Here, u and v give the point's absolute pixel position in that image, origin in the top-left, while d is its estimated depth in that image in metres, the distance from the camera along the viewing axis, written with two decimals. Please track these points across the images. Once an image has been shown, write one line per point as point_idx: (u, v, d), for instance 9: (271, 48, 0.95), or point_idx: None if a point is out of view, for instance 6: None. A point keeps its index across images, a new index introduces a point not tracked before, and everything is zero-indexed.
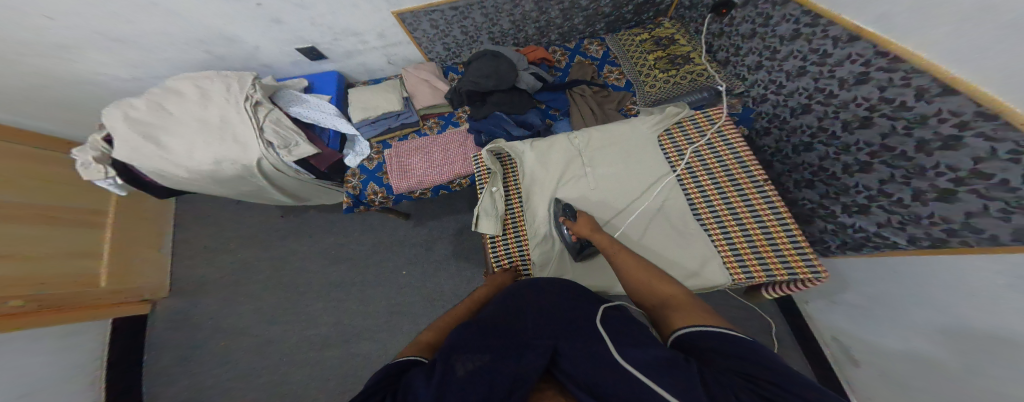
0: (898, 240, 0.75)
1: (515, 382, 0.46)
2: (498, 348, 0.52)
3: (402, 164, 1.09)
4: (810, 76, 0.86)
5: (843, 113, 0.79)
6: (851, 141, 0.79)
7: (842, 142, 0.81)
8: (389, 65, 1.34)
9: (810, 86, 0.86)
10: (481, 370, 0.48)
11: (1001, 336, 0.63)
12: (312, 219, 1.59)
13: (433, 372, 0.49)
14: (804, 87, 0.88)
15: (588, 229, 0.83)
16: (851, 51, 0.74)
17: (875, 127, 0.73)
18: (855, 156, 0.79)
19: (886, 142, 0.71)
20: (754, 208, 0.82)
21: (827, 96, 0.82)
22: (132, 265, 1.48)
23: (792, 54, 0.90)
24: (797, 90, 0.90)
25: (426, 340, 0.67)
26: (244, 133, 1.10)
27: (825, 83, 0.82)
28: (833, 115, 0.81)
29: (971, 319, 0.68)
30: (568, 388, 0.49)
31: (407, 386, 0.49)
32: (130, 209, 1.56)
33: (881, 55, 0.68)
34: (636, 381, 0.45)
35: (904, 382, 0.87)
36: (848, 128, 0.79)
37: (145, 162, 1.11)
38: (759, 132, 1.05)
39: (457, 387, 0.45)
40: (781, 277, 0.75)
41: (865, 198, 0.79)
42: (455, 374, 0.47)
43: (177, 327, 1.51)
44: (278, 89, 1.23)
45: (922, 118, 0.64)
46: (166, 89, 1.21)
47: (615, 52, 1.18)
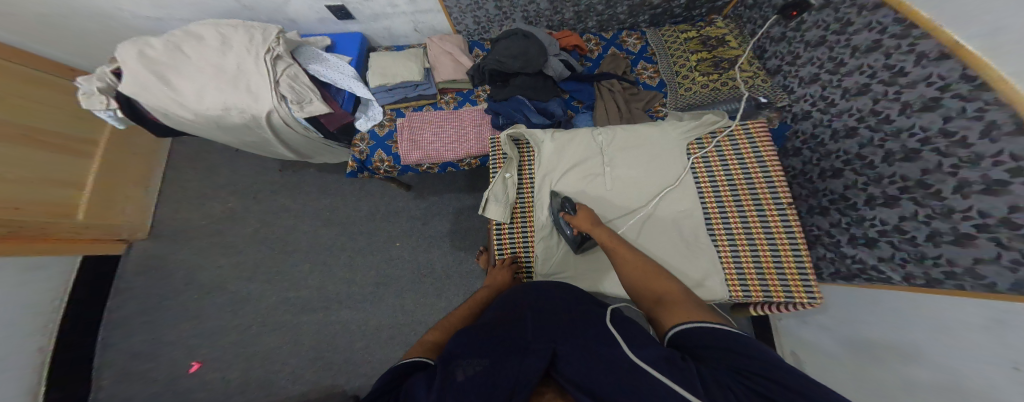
0: (893, 276, 0.76)
1: (516, 386, 0.44)
2: (498, 350, 0.49)
3: (414, 135, 1.07)
4: (870, 95, 0.77)
5: (891, 142, 0.73)
6: (887, 172, 0.75)
7: (877, 172, 0.77)
8: (414, 33, 1.35)
9: (866, 107, 0.79)
10: (482, 374, 0.45)
11: (967, 382, 0.63)
12: (309, 177, 1.54)
13: (434, 377, 0.47)
14: (858, 107, 0.80)
15: (588, 224, 0.80)
16: (933, 72, 0.64)
17: (920, 161, 0.68)
18: (883, 188, 0.76)
19: (925, 179, 0.68)
20: (769, 228, 0.80)
21: (881, 120, 0.75)
22: (114, 200, 1.41)
23: (859, 69, 0.80)
24: (848, 110, 0.83)
25: (431, 340, 0.63)
26: (257, 83, 1.08)
27: (884, 106, 0.75)
28: (879, 143, 0.76)
29: (941, 361, 0.68)
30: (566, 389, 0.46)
31: (409, 390, 0.46)
32: (123, 146, 1.50)
33: (967, 79, 0.60)
34: (641, 382, 0.42)
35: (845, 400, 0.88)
36: (889, 159, 0.74)
37: (152, 99, 1.09)
38: (788, 151, 1.02)
39: (456, 392, 0.43)
40: (777, 299, 0.75)
41: (877, 232, 0.78)
42: (454, 379, 0.45)
43: (148, 273, 1.44)
44: (300, 45, 1.21)
45: (977, 157, 0.60)
46: (186, 32, 1.18)
47: (654, 47, 1.19)
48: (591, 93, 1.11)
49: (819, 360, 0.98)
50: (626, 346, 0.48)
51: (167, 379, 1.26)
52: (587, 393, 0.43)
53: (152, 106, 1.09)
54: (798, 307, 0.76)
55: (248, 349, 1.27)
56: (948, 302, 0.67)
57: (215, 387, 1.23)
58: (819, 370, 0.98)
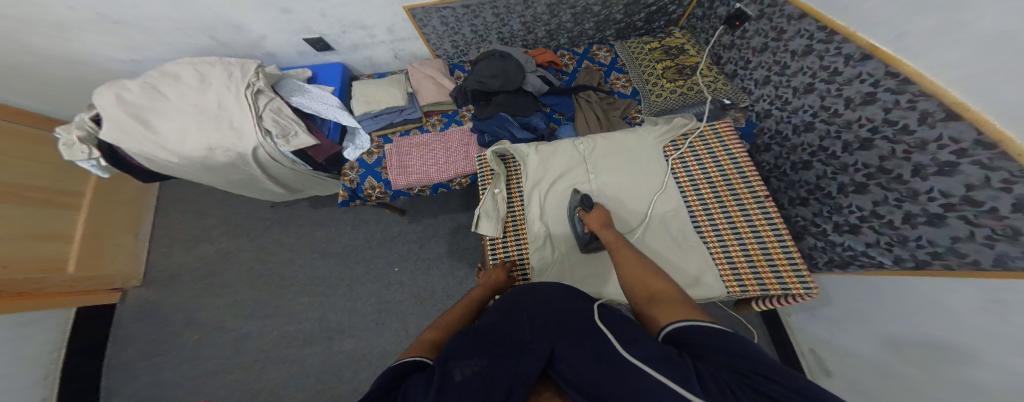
0: (884, 260, 0.78)
1: (514, 383, 0.45)
2: (496, 349, 0.50)
3: (402, 160, 1.08)
4: (817, 93, 0.84)
5: (845, 133, 0.79)
6: (850, 162, 0.79)
7: (840, 162, 0.81)
8: (396, 60, 1.35)
9: (816, 104, 0.85)
10: (479, 375, 0.46)
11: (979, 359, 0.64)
12: (302, 209, 1.55)
13: (432, 378, 0.48)
14: (810, 104, 0.87)
15: (599, 224, 0.83)
16: (862, 70, 0.73)
17: (875, 149, 0.74)
18: (850, 176, 0.80)
19: (885, 165, 0.72)
20: (753, 222, 0.83)
21: (832, 115, 0.81)
22: (105, 248, 1.40)
23: (801, 70, 0.88)
24: (801, 107, 0.89)
25: (431, 337, 0.64)
26: (240, 120, 1.08)
27: (830, 102, 0.81)
28: (835, 135, 0.81)
29: (945, 340, 0.70)
30: (565, 390, 0.47)
31: (407, 390, 0.47)
32: (110, 192, 1.49)
33: (891, 75, 0.67)
34: (637, 380, 0.43)
35: (869, 393, 0.89)
36: (848, 149, 0.79)
37: (134, 145, 1.08)
38: (758, 147, 1.07)
39: (454, 392, 0.43)
40: (775, 291, 0.77)
41: (856, 218, 0.81)
42: (452, 380, 0.45)
43: (145, 320, 1.43)
44: (280, 78, 1.22)
45: (921, 143, 0.65)
46: (162, 72, 1.18)
47: (622, 59, 1.22)
48: (571, 105, 1.13)
49: (837, 356, 1.00)
50: (620, 346, 0.49)
51: None
52: (583, 393, 0.44)
53: (134, 151, 1.08)
54: (798, 298, 0.77)
55: (254, 387, 1.26)
56: (940, 284, 0.69)
57: None
58: (842, 367, 0.98)
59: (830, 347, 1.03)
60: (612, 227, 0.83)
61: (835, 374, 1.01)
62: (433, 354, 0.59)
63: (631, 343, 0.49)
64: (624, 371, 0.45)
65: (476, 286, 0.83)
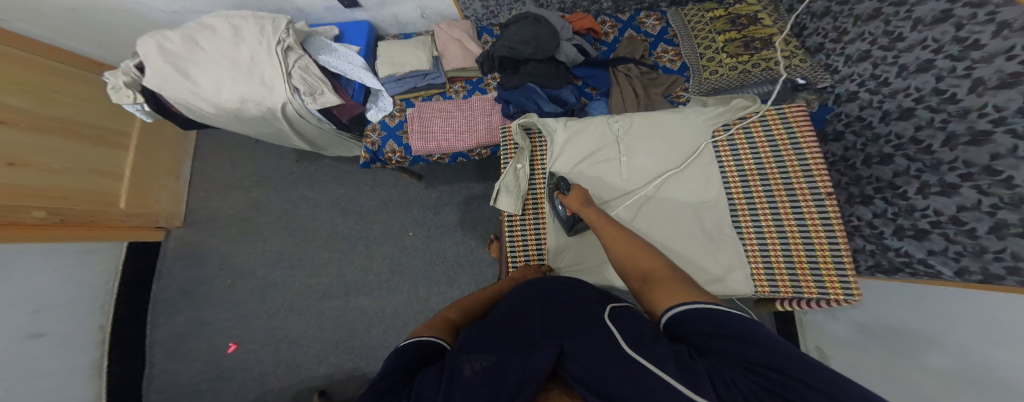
0: (943, 270, 0.71)
1: (522, 383, 0.43)
2: (505, 347, 0.49)
3: (424, 125, 1.06)
4: (934, 72, 0.69)
5: (957, 123, 0.66)
6: (947, 158, 0.68)
7: (934, 157, 0.70)
8: (422, 20, 1.30)
9: (928, 86, 0.70)
10: (489, 370, 0.45)
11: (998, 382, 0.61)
12: (325, 167, 1.58)
13: (442, 372, 0.47)
14: (918, 86, 0.72)
15: (579, 203, 0.81)
16: (1016, 43, 0.55)
17: (990, 145, 0.61)
18: (940, 175, 0.70)
19: (994, 165, 0.61)
20: (803, 219, 0.76)
21: (944, 100, 0.67)
22: (150, 189, 1.51)
23: (921, 42, 0.71)
24: (905, 89, 0.75)
25: (450, 317, 0.66)
26: (272, 75, 1.09)
27: (949, 83, 0.66)
28: (941, 124, 0.68)
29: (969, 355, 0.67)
30: (574, 388, 0.45)
31: (418, 385, 0.46)
32: (152, 138, 1.57)
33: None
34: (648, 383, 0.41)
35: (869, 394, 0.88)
36: (951, 143, 0.67)
37: (173, 93, 1.12)
38: (829, 135, 0.97)
39: (465, 388, 0.42)
40: (809, 295, 0.72)
41: (928, 223, 0.73)
42: (462, 375, 0.44)
43: (183, 259, 1.55)
44: (309, 36, 1.20)
45: None
46: (198, 23, 1.19)
47: (675, 28, 1.12)
48: (607, 78, 1.06)
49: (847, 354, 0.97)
50: (628, 347, 0.46)
51: (209, 357, 1.37)
52: (593, 391, 0.42)
53: (175, 99, 1.13)
54: (832, 304, 0.72)
55: (278, 331, 1.37)
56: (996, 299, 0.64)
57: (251, 366, 1.33)
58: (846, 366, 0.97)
59: (839, 348, 1.01)
60: (593, 204, 0.81)
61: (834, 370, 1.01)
62: (449, 336, 0.60)
63: (640, 345, 0.46)
64: (626, 365, 0.44)
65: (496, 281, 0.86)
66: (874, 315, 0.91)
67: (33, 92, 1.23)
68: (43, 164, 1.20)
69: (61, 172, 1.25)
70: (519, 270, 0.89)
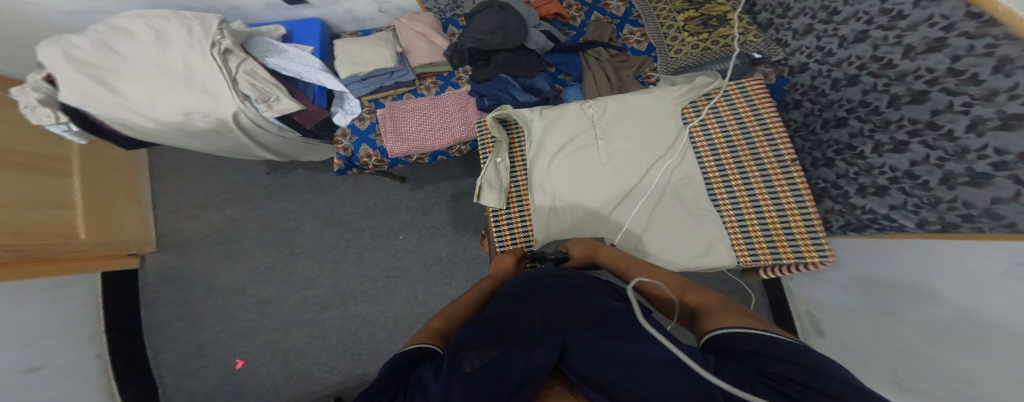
0: (906, 223, 0.77)
1: (524, 379, 0.44)
2: (505, 343, 0.50)
3: (397, 125, 1.02)
4: (870, 42, 0.77)
5: (897, 86, 0.73)
6: (894, 117, 0.75)
7: (883, 117, 0.77)
8: (381, 15, 1.22)
9: (867, 54, 0.78)
10: (490, 364, 0.46)
11: (965, 318, 0.68)
12: (300, 178, 1.56)
13: (442, 367, 0.48)
14: (858, 55, 0.80)
15: (588, 251, 0.82)
16: (934, 12, 0.63)
17: (929, 102, 0.68)
18: (891, 134, 0.76)
19: (935, 120, 0.67)
20: (773, 188, 0.81)
21: (883, 66, 0.75)
22: (110, 215, 1.41)
23: (854, 16, 0.80)
24: (847, 59, 0.83)
25: (437, 326, 0.66)
26: (213, 82, 1.00)
27: (885, 51, 0.74)
28: (884, 87, 0.76)
29: (945, 300, 0.72)
30: (579, 388, 0.45)
31: (417, 380, 0.47)
32: (98, 160, 1.44)
33: (973, 16, 0.57)
34: (644, 375, 0.43)
35: (856, 350, 0.96)
36: (896, 103, 0.74)
37: (102, 109, 0.99)
38: (788, 105, 1.03)
39: (465, 380, 0.44)
40: (788, 260, 0.77)
41: (887, 179, 0.79)
42: (462, 370, 0.46)
43: (167, 283, 1.51)
44: (250, 36, 1.11)
45: (991, 93, 0.58)
46: (112, 28, 1.06)
47: (638, 9, 1.14)
48: (579, 64, 1.04)
49: (836, 317, 1.05)
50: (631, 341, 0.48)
51: (218, 375, 1.38)
52: (593, 386, 0.43)
53: (100, 113, 1.00)
54: (809, 267, 0.77)
55: (283, 345, 1.38)
56: (960, 244, 0.69)
57: (264, 380, 1.35)
58: (836, 327, 1.04)
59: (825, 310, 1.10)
60: (602, 245, 0.82)
61: (828, 335, 1.08)
62: (442, 342, 0.61)
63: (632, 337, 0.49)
64: (627, 365, 0.44)
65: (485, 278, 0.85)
66: (851, 274, 0.99)
67: None
68: None
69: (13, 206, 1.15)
70: (497, 261, 0.87)
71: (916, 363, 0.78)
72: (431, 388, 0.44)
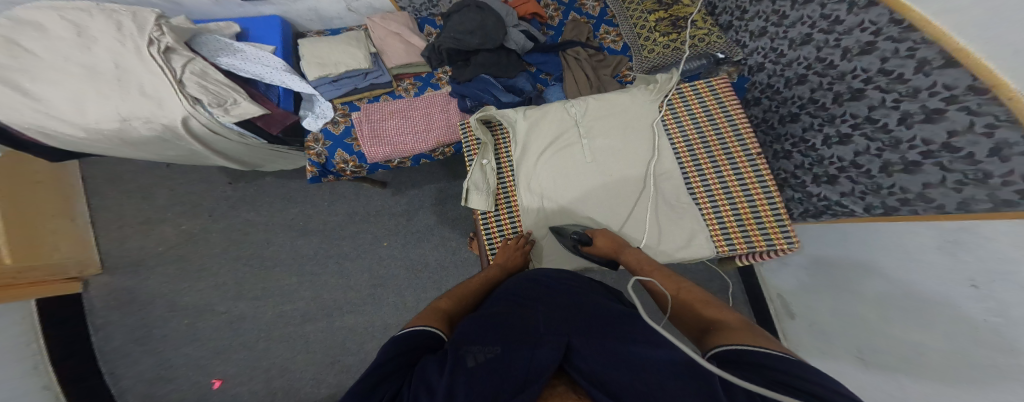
0: (855, 208, 0.84)
1: (527, 376, 0.45)
2: (508, 341, 0.51)
3: (375, 128, 0.97)
4: (814, 44, 0.85)
5: (839, 84, 0.80)
6: (839, 113, 0.82)
7: (829, 113, 0.84)
8: (351, 13, 1.16)
9: (812, 55, 0.86)
10: (492, 361, 0.47)
11: (912, 290, 0.77)
12: (267, 186, 1.46)
13: (445, 361, 0.48)
14: (805, 56, 0.87)
15: (612, 250, 0.83)
16: (865, 18, 0.72)
17: (866, 99, 0.75)
18: (836, 127, 0.84)
19: (872, 115, 0.75)
20: (744, 180, 0.87)
21: (827, 66, 0.82)
22: (39, 238, 1.23)
23: (800, 20, 0.87)
24: (796, 59, 0.90)
25: (443, 307, 0.67)
26: (155, 85, 0.90)
27: (827, 53, 0.82)
28: (828, 85, 0.83)
29: (893, 276, 0.81)
30: (580, 385, 0.47)
31: (420, 372, 0.47)
32: (20, 174, 1.23)
33: (896, 22, 0.66)
34: (646, 372, 0.45)
35: (821, 324, 1.07)
36: (839, 99, 0.81)
37: (11, 117, 0.84)
38: (749, 102, 1.09)
39: (469, 376, 0.44)
40: (761, 248, 0.82)
41: (836, 169, 0.86)
42: (466, 366, 0.46)
43: (121, 307, 1.37)
44: (195, 34, 1.01)
45: (915, 91, 0.65)
46: (15, 20, 0.89)
47: (613, 9, 1.14)
48: (558, 63, 1.04)
49: (805, 297, 1.14)
50: (632, 341, 0.51)
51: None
52: (595, 386, 0.45)
53: (13, 124, 0.85)
54: (778, 252, 0.83)
55: (262, 363, 1.30)
56: (905, 227, 0.77)
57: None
58: (805, 308, 1.14)
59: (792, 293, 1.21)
60: (628, 247, 0.83)
61: (797, 317, 1.17)
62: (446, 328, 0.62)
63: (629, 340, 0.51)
64: (630, 367, 0.46)
65: (489, 266, 0.85)
66: (812, 255, 1.09)
67: None
68: None
69: None
70: (499, 253, 0.88)
71: (872, 334, 0.88)
72: (436, 383, 0.43)
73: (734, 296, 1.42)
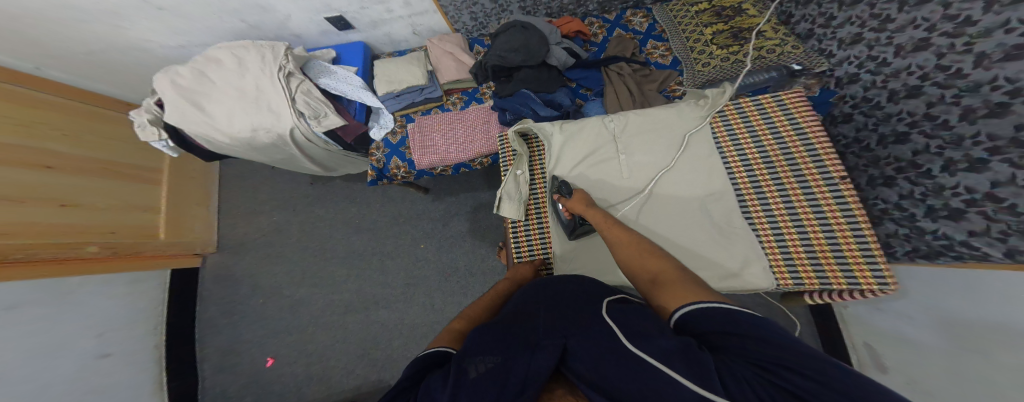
0: (991, 252, 0.64)
1: (525, 383, 0.42)
2: (508, 346, 0.48)
3: (424, 139, 1.08)
4: (932, 50, 0.69)
5: (969, 97, 0.63)
6: (968, 132, 0.64)
7: (954, 132, 0.66)
8: (415, 36, 1.37)
9: (929, 63, 0.69)
10: (492, 372, 0.44)
11: None
12: (337, 187, 1.69)
13: (447, 376, 0.46)
14: (919, 64, 0.71)
15: (582, 206, 0.81)
16: (1010, 17, 0.57)
17: (1011, 116, 0.58)
18: (964, 151, 0.65)
19: (1020, 136, 0.57)
20: (818, 205, 0.72)
21: (950, 76, 0.66)
22: (183, 220, 1.62)
23: (912, 23, 0.72)
24: (905, 68, 0.74)
25: (459, 328, 0.65)
26: (277, 102, 1.14)
27: (951, 60, 0.65)
28: (951, 100, 0.66)
29: None
30: (579, 387, 0.44)
31: (425, 388, 0.45)
32: (180, 170, 1.68)
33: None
34: (650, 374, 0.40)
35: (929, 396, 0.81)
36: (969, 117, 0.64)
37: (192, 126, 1.17)
38: (835, 118, 0.93)
39: (469, 390, 0.42)
40: (838, 286, 0.67)
41: (962, 201, 0.67)
42: (466, 377, 0.44)
43: (217, 281, 1.66)
44: (307, 59, 1.26)
45: None
46: (206, 57, 1.25)
47: (661, 24, 1.14)
48: (599, 78, 1.06)
49: (907, 355, 0.89)
50: (627, 340, 0.46)
51: (251, 372, 1.46)
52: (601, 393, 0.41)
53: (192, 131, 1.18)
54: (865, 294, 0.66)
55: (308, 347, 1.44)
56: None
57: (288, 380, 1.41)
58: (902, 365, 0.89)
59: (884, 341, 0.97)
60: (596, 206, 0.81)
61: (892, 373, 0.93)
62: (459, 345, 0.59)
63: (638, 339, 0.45)
64: (636, 368, 0.41)
65: (502, 279, 0.84)
66: (919, 306, 0.85)
67: (85, 140, 1.38)
68: (52, 198, 1.23)
69: (100, 209, 1.35)
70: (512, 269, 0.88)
71: None
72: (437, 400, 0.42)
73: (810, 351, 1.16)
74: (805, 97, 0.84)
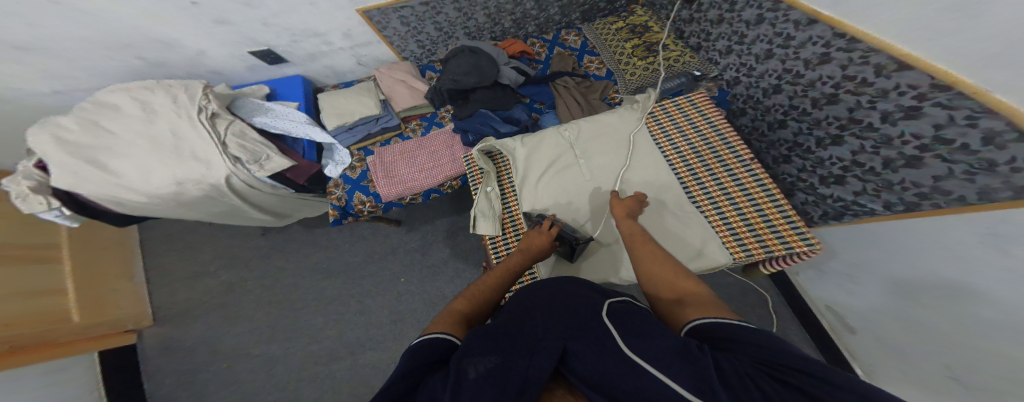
0: (876, 207, 0.76)
1: (527, 384, 0.40)
2: (508, 346, 0.45)
3: (388, 170, 1.04)
4: (777, 58, 0.88)
5: (811, 92, 0.80)
6: (821, 116, 0.80)
7: (813, 117, 0.82)
8: (360, 66, 1.30)
9: (779, 67, 0.88)
10: (492, 372, 0.41)
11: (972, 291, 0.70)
12: (295, 234, 1.58)
13: (445, 378, 0.42)
14: (773, 69, 0.90)
15: (622, 214, 0.77)
16: (812, 35, 0.77)
17: (843, 102, 0.74)
18: (825, 129, 0.80)
19: (854, 116, 0.73)
20: (743, 186, 0.80)
21: (795, 76, 0.84)
22: (104, 296, 1.39)
23: (759, 38, 0.92)
24: (767, 72, 0.92)
25: (460, 308, 0.59)
26: (204, 149, 1.01)
27: (791, 64, 0.84)
28: (803, 93, 0.83)
29: (946, 275, 0.73)
30: (578, 387, 0.43)
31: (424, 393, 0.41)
32: (85, 241, 1.43)
33: (840, 36, 0.71)
34: (646, 374, 0.41)
35: (892, 337, 0.96)
36: (817, 104, 0.80)
37: (94, 189, 0.98)
38: (735, 113, 1.07)
39: (472, 392, 0.38)
40: (778, 252, 0.72)
41: (839, 169, 0.80)
42: (466, 377, 0.40)
43: (167, 354, 1.46)
44: (234, 98, 1.15)
45: (882, 92, 0.66)
46: (98, 104, 1.06)
47: (592, 41, 1.21)
48: (550, 93, 1.09)
49: (855, 302, 1.05)
50: (620, 338, 0.47)
51: None
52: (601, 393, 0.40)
53: (96, 195, 0.99)
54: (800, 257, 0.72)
55: None
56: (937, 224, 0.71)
57: None
58: (863, 320, 1.05)
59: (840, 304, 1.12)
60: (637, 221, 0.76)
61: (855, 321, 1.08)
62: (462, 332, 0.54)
63: (637, 341, 0.45)
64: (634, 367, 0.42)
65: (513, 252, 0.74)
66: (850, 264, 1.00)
67: None
68: None
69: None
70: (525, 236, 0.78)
71: (958, 348, 0.79)
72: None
73: (776, 309, 1.33)
74: (708, 96, 0.96)
